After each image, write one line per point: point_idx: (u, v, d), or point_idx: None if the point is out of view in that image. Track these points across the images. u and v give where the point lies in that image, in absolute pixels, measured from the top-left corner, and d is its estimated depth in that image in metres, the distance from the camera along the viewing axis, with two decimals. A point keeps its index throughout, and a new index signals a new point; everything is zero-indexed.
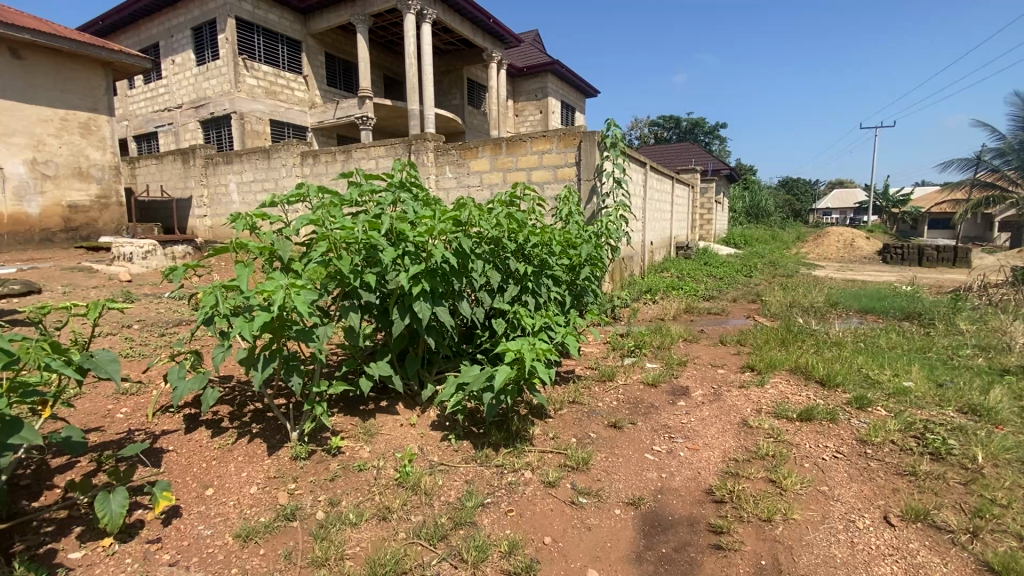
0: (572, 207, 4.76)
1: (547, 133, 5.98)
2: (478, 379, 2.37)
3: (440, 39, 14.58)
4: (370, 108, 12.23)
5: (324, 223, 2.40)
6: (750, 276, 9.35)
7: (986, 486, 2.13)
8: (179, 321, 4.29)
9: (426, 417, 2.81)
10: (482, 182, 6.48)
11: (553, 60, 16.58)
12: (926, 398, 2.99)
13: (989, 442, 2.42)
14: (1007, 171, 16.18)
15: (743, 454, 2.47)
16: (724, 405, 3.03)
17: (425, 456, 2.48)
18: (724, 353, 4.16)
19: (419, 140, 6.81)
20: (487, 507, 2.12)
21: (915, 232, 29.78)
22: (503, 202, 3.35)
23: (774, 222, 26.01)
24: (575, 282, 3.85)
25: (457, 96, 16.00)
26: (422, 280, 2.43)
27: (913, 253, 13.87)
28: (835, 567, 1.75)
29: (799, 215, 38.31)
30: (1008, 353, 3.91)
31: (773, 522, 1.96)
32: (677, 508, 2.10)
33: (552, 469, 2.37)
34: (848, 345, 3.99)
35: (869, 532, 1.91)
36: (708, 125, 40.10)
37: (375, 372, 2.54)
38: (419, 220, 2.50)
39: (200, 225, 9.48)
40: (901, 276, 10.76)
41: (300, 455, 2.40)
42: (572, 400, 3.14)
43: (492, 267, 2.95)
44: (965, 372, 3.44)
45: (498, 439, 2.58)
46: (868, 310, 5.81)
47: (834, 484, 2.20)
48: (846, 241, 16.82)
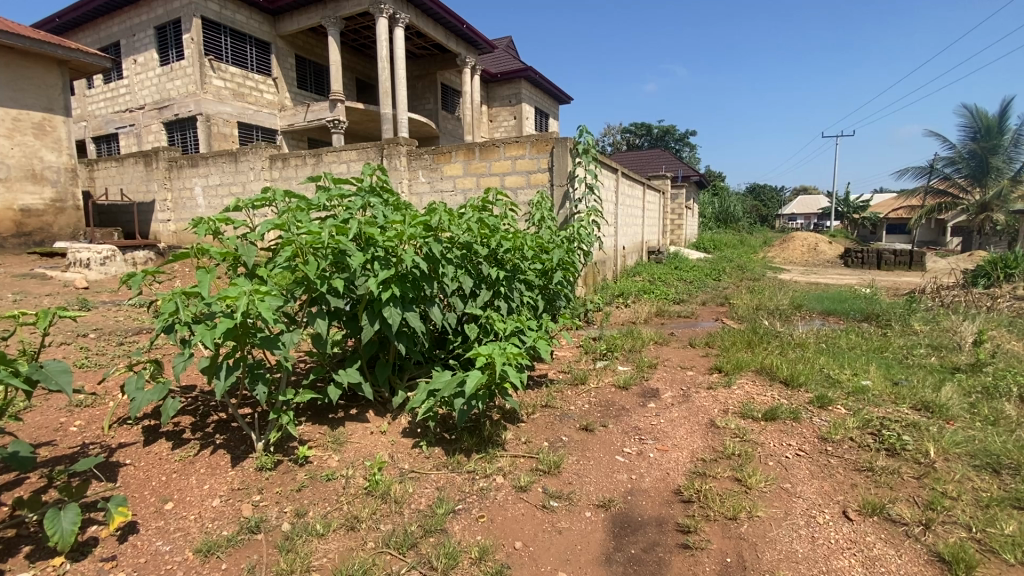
0: (545, 212, 4.79)
1: (519, 139, 6.03)
2: (449, 385, 2.36)
3: (413, 44, 14.53)
4: (341, 111, 12.07)
5: (290, 228, 2.37)
6: (719, 280, 9.59)
7: (938, 479, 2.22)
8: (139, 329, 4.14)
9: (397, 424, 2.78)
10: (456, 187, 6.46)
11: (526, 67, 16.72)
12: (883, 396, 3.11)
13: (941, 438, 2.52)
14: (958, 179, 17.31)
15: (709, 454, 2.52)
16: (693, 407, 3.09)
17: (395, 463, 2.45)
18: (693, 355, 4.24)
19: (391, 144, 6.71)
20: (458, 514, 2.10)
21: (874, 237, 31.00)
22: (475, 207, 3.35)
23: (742, 227, 26.75)
24: (548, 286, 3.88)
25: (431, 100, 15.92)
26: (392, 285, 2.40)
27: (872, 257, 14.44)
28: (797, 562, 1.80)
29: (765, 221, 39.58)
30: (959, 352, 4.11)
31: (738, 520, 2.00)
32: (646, 509, 2.13)
33: (524, 474, 2.37)
34: (811, 346, 4.13)
35: (828, 527, 1.97)
36: (679, 133, 41.06)
37: (344, 380, 2.50)
38: (389, 225, 2.47)
39: (163, 229, 9.17)
40: (862, 278, 11.23)
41: (265, 465, 2.34)
42: (544, 404, 3.16)
43: (464, 272, 2.95)
44: (919, 371, 3.60)
45: (470, 444, 2.57)
46: (830, 312, 6.03)
47: (797, 481, 2.26)
48: (810, 245, 17.47)
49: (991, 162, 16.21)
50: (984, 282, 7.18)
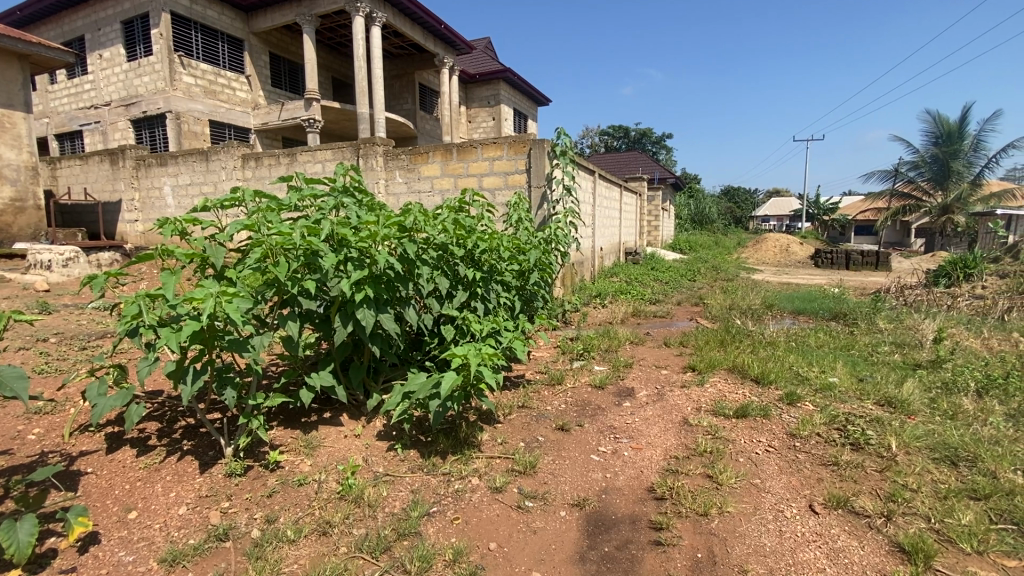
0: (522, 213, 4.79)
1: (497, 140, 6.02)
2: (424, 387, 2.34)
3: (390, 43, 14.41)
4: (317, 110, 11.88)
5: (260, 229, 2.32)
6: (693, 280, 9.76)
7: (899, 472, 2.29)
8: (104, 333, 4.00)
9: (372, 427, 2.74)
10: (433, 188, 6.42)
11: (504, 68, 16.74)
12: (849, 392, 3.21)
13: (902, 432, 2.61)
14: (921, 182, 17.98)
15: (682, 451, 2.56)
16: (667, 405, 3.14)
17: (369, 467, 2.42)
18: (668, 354, 4.30)
19: (367, 144, 6.62)
20: (433, 516, 2.09)
21: (842, 238, 31.95)
22: (452, 208, 3.34)
23: (717, 229, 27.29)
24: (525, 287, 3.90)
25: (409, 100, 15.80)
26: (365, 286, 2.38)
27: (841, 258, 14.88)
28: (765, 555, 1.84)
29: (739, 223, 40.45)
30: (920, 349, 4.26)
31: (709, 516, 2.04)
32: (620, 507, 2.15)
33: (499, 474, 2.37)
34: (781, 344, 4.23)
35: (795, 520, 2.02)
36: (655, 136, 41.67)
37: (317, 382, 2.46)
38: (362, 226, 2.44)
39: (130, 230, 8.89)
40: (830, 278, 11.60)
41: (235, 471, 2.29)
42: (521, 404, 3.17)
43: (440, 273, 2.93)
44: (883, 367, 3.73)
45: (445, 446, 2.56)
46: (800, 311, 6.19)
47: (766, 476, 2.32)
48: (782, 246, 17.91)
49: (951, 166, 16.87)
50: (945, 282, 7.46)
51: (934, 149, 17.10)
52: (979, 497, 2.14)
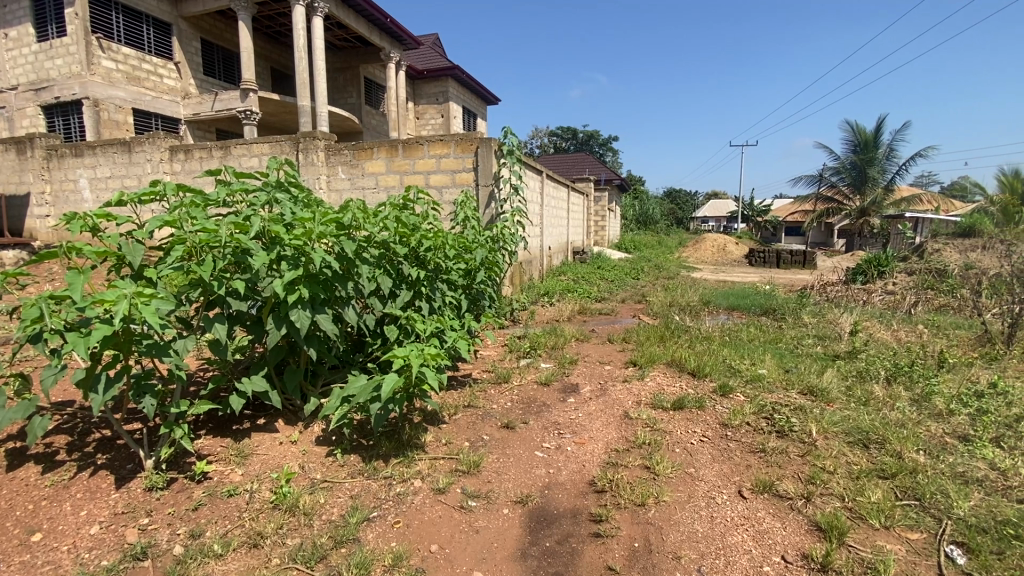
0: (469, 211, 4.76)
1: (444, 138, 5.97)
2: (364, 390, 2.27)
3: (334, 35, 13.93)
4: (254, 101, 11.31)
5: (183, 225, 2.17)
6: (637, 278, 10.09)
7: (818, 456, 2.46)
8: (5, 339, 3.62)
9: (310, 433, 2.64)
10: (379, 185, 6.26)
11: (452, 65, 16.59)
12: (776, 382, 3.42)
13: (822, 419, 2.80)
14: (842, 187, 19.41)
15: (623, 444, 2.64)
16: (609, 400, 3.22)
17: (306, 474, 2.33)
18: (611, 350, 4.41)
19: (307, 138, 6.33)
20: (373, 521, 2.04)
21: (774, 238, 33.98)
22: (395, 205, 3.26)
23: (660, 229, 28.37)
24: (472, 286, 3.87)
25: (353, 94, 15.34)
26: (300, 286, 2.27)
27: (772, 257, 15.84)
28: (697, 541, 1.92)
29: (681, 223, 42.22)
30: (839, 341, 4.60)
31: (646, 505, 2.11)
32: (562, 501, 2.18)
33: (442, 475, 2.35)
34: (715, 338, 4.45)
35: (725, 506, 2.12)
36: (601, 138, 42.80)
37: (248, 388, 2.34)
38: (296, 222, 2.33)
39: (41, 226, 8.13)
40: (762, 276, 12.34)
41: (155, 485, 2.13)
42: (466, 404, 3.14)
43: (382, 272, 2.85)
44: (807, 359, 3.99)
45: (388, 449, 2.50)
46: (734, 307, 6.52)
47: (700, 465, 2.43)
48: (719, 246, 18.84)
49: (868, 173, 18.24)
50: (861, 279, 8.08)
51: (853, 156, 18.49)
52: (887, 475, 2.33)
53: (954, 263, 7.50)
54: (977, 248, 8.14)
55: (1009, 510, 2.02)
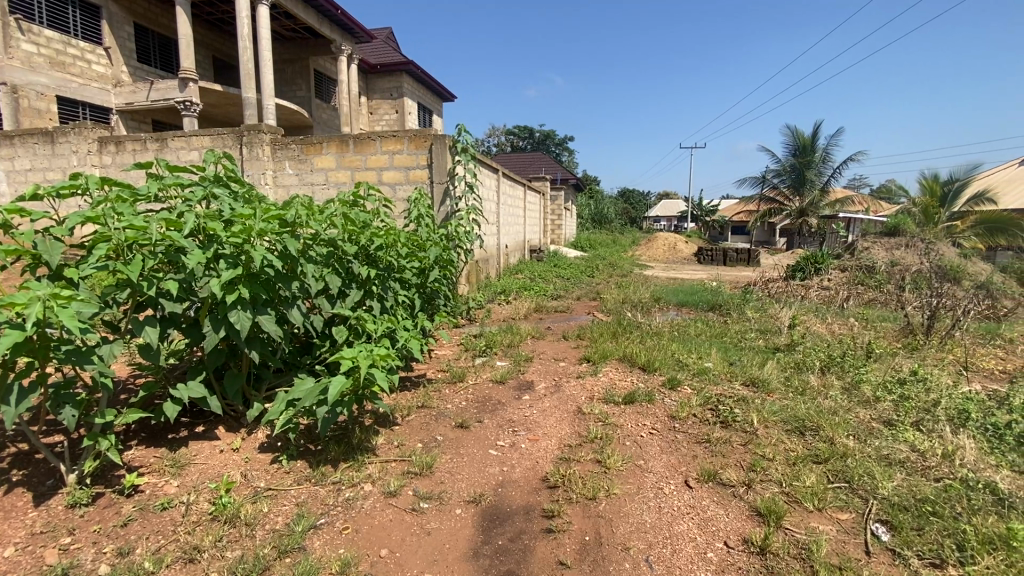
0: (422, 209, 4.68)
1: (397, 134, 5.85)
2: (310, 394, 2.19)
3: (281, 25, 13.37)
4: (194, 91, 10.69)
5: (107, 221, 2.01)
6: (592, 276, 10.27)
7: (759, 444, 2.58)
8: None
9: (253, 439, 2.53)
10: (328, 181, 6.07)
11: (407, 60, 16.28)
12: (720, 374, 3.57)
13: (762, 409, 2.94)
14: (782, 188, 20.40)
15: (575, 439, 2.67)
16: (563, 396, 3.26)
17: (249, 482, 2.23)
18: (566, 347, 4.47)
19: (252, 131, 6.05)
20: (320, 528, 1.98)
21: (721, 237, 35.44)
22: (344, 202, 3.16)
23: (614, 228, 29.02)
24: (426, 284, 3.81)
25: (303, 87, 14.80)
26: (239, 286, 2.17)
27: (719, 255, 16.53)
28: (645, 531, 1.97)
29: (634, 222, 43.36)
30: (778, 334, 4.85)
31: (597, 499, 2.15)
32: (515, 499, 2.19)
33: (393, 478, 2.30)
34: (664, 334, 4.59)
35: (673, 496, 2.19)
36: (557, 138, 43.31)
37: (184, 395, 2.21)
38: (235, 219, 2.21)
39: None
40: (709, 273, 12.83)
41: (79, 502, 1.97)
42: (420, 404, 3.10)
43: (330, 271, 2.76)
44: (750, 352, 4.18)
45: (336, 453, 2.42)
46: (683, 303, 6.74)
47: (649, 457, 2.49)
48: (670, 244, 19.47)
49: (806, 175, 19.28)
50: (800, 276, 8.53)
51: (793, 159, 19.45)
52: (821, 460, 2.47)
53: (881, 260, 8.03)
54: (901, 245, 8.74)
55: (927, 488, 2.18)
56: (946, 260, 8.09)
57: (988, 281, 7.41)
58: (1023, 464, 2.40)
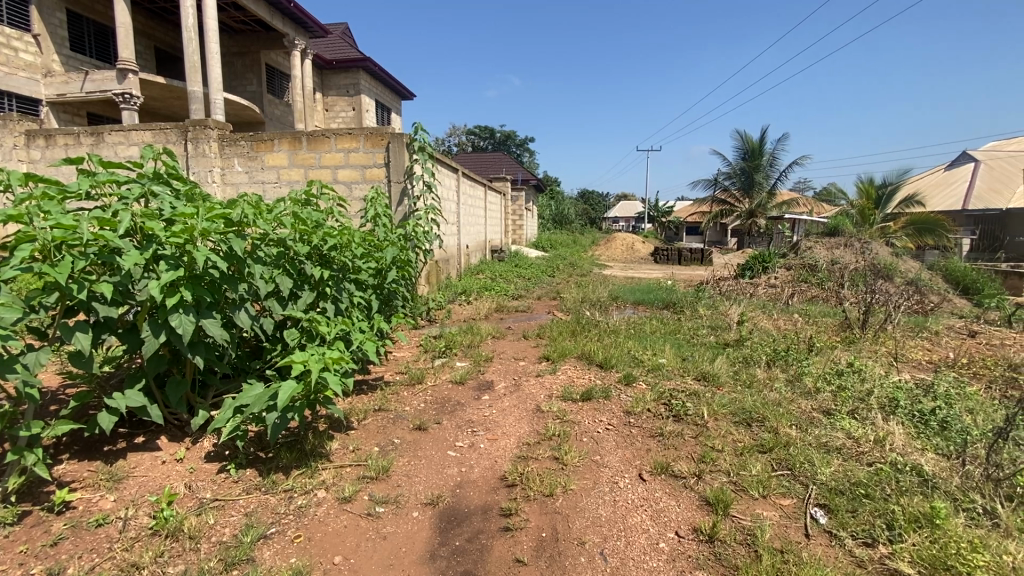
0: (380, 208, 4.58)
1: (352, 131, 5.73)
2: (259, 399, 2.11)
3: (229, 16, 12.81)
4: (134, 83, 10.09)
5: (31, 219, 1.87)
6: (552, 276, 10.37)
7: (708, 437, 2.68)
8: None
9: (198, 449, 2.42)
10: (280, 179, 5.87)
11: (364, 57, 15.94)
12: (673, 370, 3.69)
13: (713, 402, 3.05)
14: (733, 190, 21.22)
15: (533, 437, 2.70)
16: (522, 394, 3.28)
17: (193, 494, 2.13)
18: (525, 346, 4.50)
19: (197, 126, 5.78)
20: (270, 538, 1.91)
21: (676, 237, 36.54)
22: (295, 201, 3.06)
23: (574, 228, 29.44)
24: (383, 285, 3.73)
25: (254, 81, 14.22)
26: (182, 288, 2.07)
27: (674, 254, 17.06)
28: (601, 525, 2.00)
29: (593, 223, 44.10)
30: (728, 330, 5.06)
31: (554, 496, 2.18)
32: (472, 499, 2.18)
33: (348, 484, 2.25)
34: (621, 331, 4.69)
35: (627, 489, 2.25)
36: (518, 138, 43.55)
37: (121, 405, 2.09)
38: (176, 217, 2.11)
39: None
40: (665, 272, 13.20)
41: (2, 521, 1.83)
42: (377, 407, 3.05)
43: (280, 272, 2.67)
44: (702, 348, 4.33)
45: (288, 460, 2.35)
46: (640, 302, 6.90)
47: (604, 452, 2.55)
48: (629, 244, 19.91)
49: (755, 178, 20.12)
50: (749, 274, 8.89)
51: (743, 162, 20.26)
52: (766, 450, 2.59)
53: (822, 259, 8.49)
54: (840, 245, 9.27)
55: (861, 472, 2.33)
56: (880, 259, 8.63)
57: (917, 278, 7.96)
58: (945, 446, 2.59)
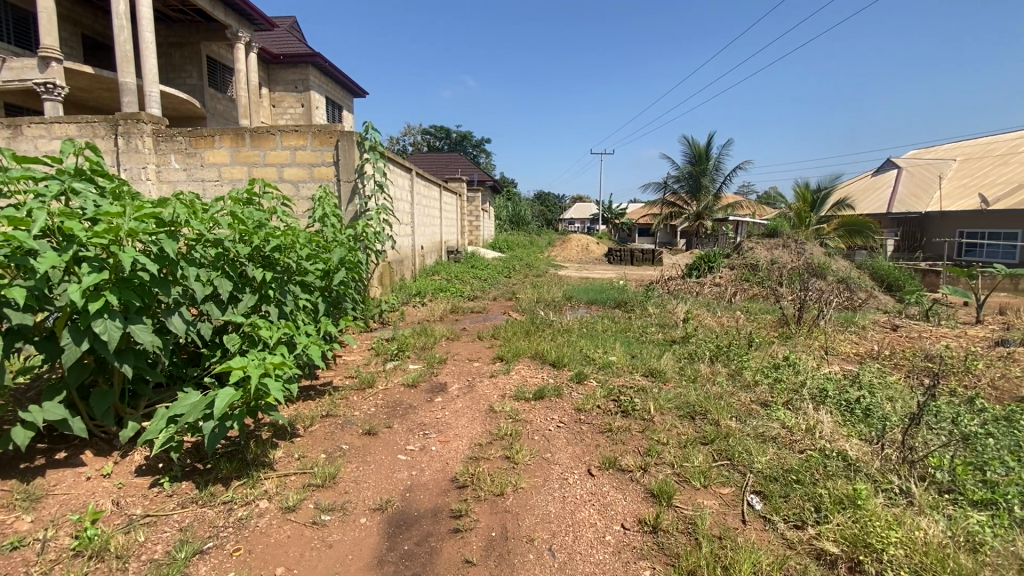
0: (328, 208, 4.45)
1: (299, 129, 5.55)
2: (194, 408, 2.01)
3: (166, 5, 12.10)
4: (58, 73, 9.36)
5: None
6: (507, 277, 10.42)
7: (655, 430, 2.77)
8: None
9: (129, 462, 2.28)
10: (221, 177, 5.61)
11: (314, 52, 15.45)
12: (623, 367, 3.79)
13: (659, 398, 3.16)
14: (681, 193, 21.99)
15: (486, 437, 2.70)
16: (475, 395, 3.28)
17: (122, 510, 2.01)
18: (479, 347, 4.50)
19: (129, 119, 5.42)
20: (207, 552, 1.83)
21: (629, 238, 37.50)
22: (234, 199, 2.93)
23: (530, 229, 29.70)
24: (331, 287, 3.62)
25: (194, 74, 13.48)
26: (107, 293, 1.94)
27: (627, 255, 17.54)
28: (550, 522, 2.03)
29: (550, 224, 44.64)
30: (674, 327, 5.26)
31: (505, 494, 2.19)
32: (423, 503, 2.16)
33: (292, 492, 2.18)
34: (574, 330, 4.78)
35: (576, 485, 2.29)
36: (475, 139, 43.53)
37: (38, 418, 1.95)
38: (100, 217, 1.98)
39: None
40: (618, 273, 13.53)
41: None
42: (325, 413, 2.97)
43: (218, 275, 2.55)
44: (650, 345, 4.48)
45: (228, 471, 2.25)
46: (592, 301, 7.04)
47: (555, 449, 2.59)
48: (583, 245, 20.27)
49: (702, 182, 20.93)
50: (695, 274, 9.22)
51: (690, 166, 21.02)
52: (708, 441, 2.70)
53: (762, 258, 8.94)
54: (779, 246, 9.79)
55: (793, 459, 2.47)
56: (815, 258, 9.19)
57: (847, 277, 8.51)
58: (867, 432, 2.79)
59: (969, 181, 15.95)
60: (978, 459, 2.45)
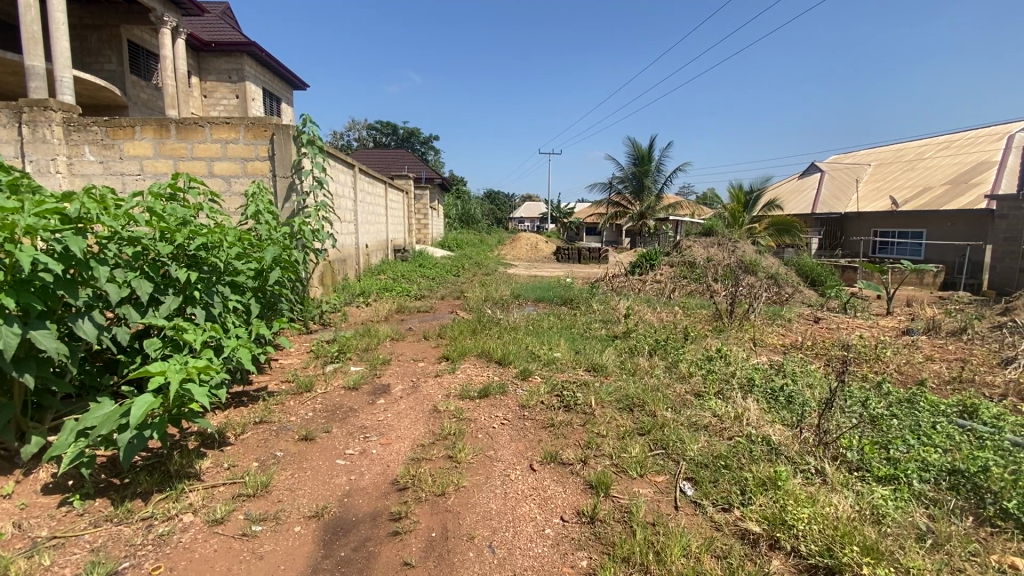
0: (262, 205, 4.24)
1: (230, 121, 5.26)
2: (108, 419, 1.87)
3: None
4: None
5: None
6: (455, 275, 10.36)
7: (594, 424, 2.84)
8: None
9: (34, 480, 2.09)
10: (143, 171, 5.23)
11: (248, 40, 14.65)
12: (566, 363, 3.87)
13: (600, 392, 3.24)
14: (625, 194, 22.59)
15: (428, 438, 2.68)
16: (418, 396, 3.24)
17: (24, 533, 1.84)
18: (425, 347, 4.45)
19: (35, 106, 4.93)
20: (122, 573, 1.70)
21: (576, 237, 38.22)
22: (154, 194, 2.74)
23: (479, 228, 29.66)
24: (264, 287, 3.44)
25: (112, 59, 12.44)
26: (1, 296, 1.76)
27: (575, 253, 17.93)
28: (491, 518, 2.05)
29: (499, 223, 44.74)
30: (617, 323, 5.43)
31: (446, 494, 2.18)
32: (361, 507, 2.11)
33: (220, 504, 2.07)
34: (520, 328, 4.83)
35: (518, 480, 2.32)
36: (422, 136, 42.92)
37: None
38: None
39: None
40: (565, 271, 13.77)
41: None
42: (258, 420, 2.84)
43: (135, 275, 2.37)
44: (594, 341, 4.59)
45: (148, 484, 2.11)
46: (540, 299, 7.13)
47: (498, 447, 2.60)
48: (532, 244, 20.48)
49: (644, 183, 21.59)
50: (638, 271, 9.54)
51: (634, 168, 21.61)
52: (645, 432, 2.81)
53: (700, 256, 9.38)
54: (715, 244, 10.30)
55: (722, 446, 2.61)
56: (747, 256, 9.74)
57: (776, 273, 9.06)
58: (789, 418, 2.99)
59: (882, 185, 17.37)
60: (883, 439, 2.69)
